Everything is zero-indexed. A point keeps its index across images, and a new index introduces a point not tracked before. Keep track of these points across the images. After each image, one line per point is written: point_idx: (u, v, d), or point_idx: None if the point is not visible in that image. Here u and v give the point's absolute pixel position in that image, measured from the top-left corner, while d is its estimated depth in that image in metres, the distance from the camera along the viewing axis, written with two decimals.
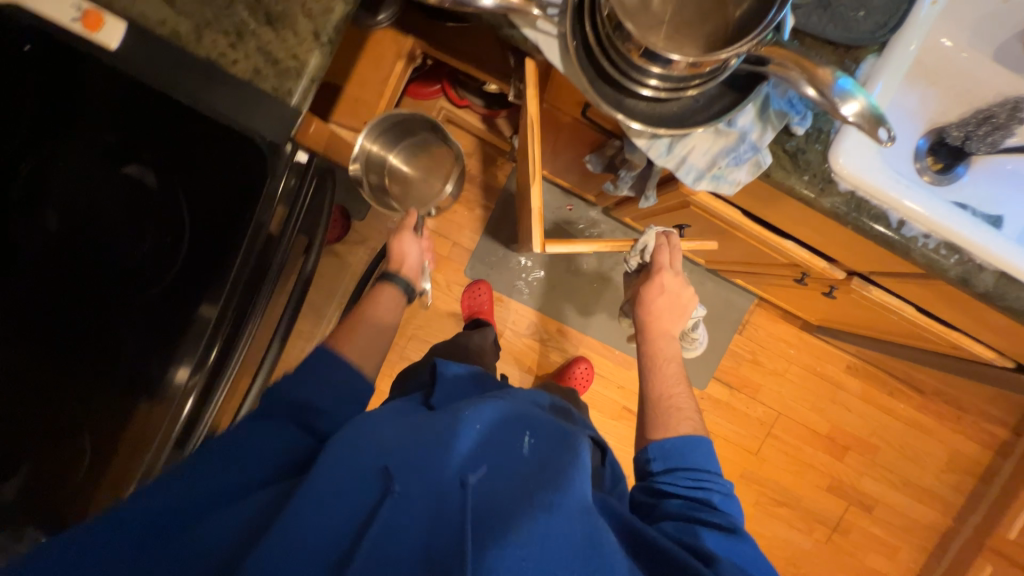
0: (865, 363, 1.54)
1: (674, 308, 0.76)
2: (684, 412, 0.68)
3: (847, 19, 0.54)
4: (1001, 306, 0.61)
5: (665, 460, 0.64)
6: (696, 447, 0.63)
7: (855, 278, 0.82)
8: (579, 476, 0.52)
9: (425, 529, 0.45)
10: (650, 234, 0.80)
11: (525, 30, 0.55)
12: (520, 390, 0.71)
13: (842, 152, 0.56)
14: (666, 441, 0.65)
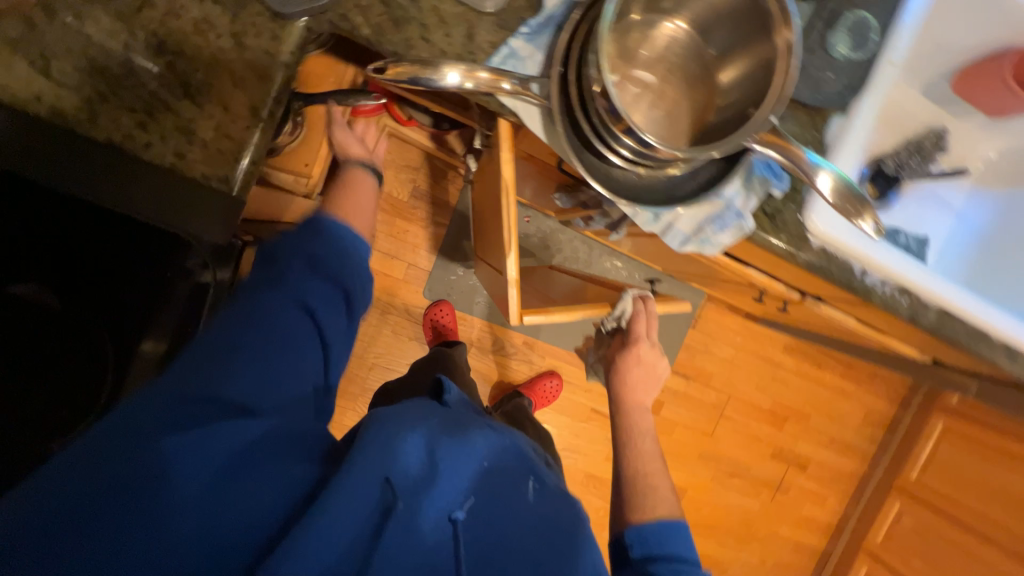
0: (798, 343, 1.70)
1: (651, 375, 0.89)
2: (662, 491, 0.70)
3: (818, 80, 0.55)
4: (942, 335, 0.67)
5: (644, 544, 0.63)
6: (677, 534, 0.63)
7: (809, 298, 0.88)
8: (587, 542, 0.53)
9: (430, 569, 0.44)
10: (629, 302, 0.96)
11: (503, 98, 0.50)
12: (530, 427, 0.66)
13: (816, 213, 0.57)
14: (644, 527, 0.64)
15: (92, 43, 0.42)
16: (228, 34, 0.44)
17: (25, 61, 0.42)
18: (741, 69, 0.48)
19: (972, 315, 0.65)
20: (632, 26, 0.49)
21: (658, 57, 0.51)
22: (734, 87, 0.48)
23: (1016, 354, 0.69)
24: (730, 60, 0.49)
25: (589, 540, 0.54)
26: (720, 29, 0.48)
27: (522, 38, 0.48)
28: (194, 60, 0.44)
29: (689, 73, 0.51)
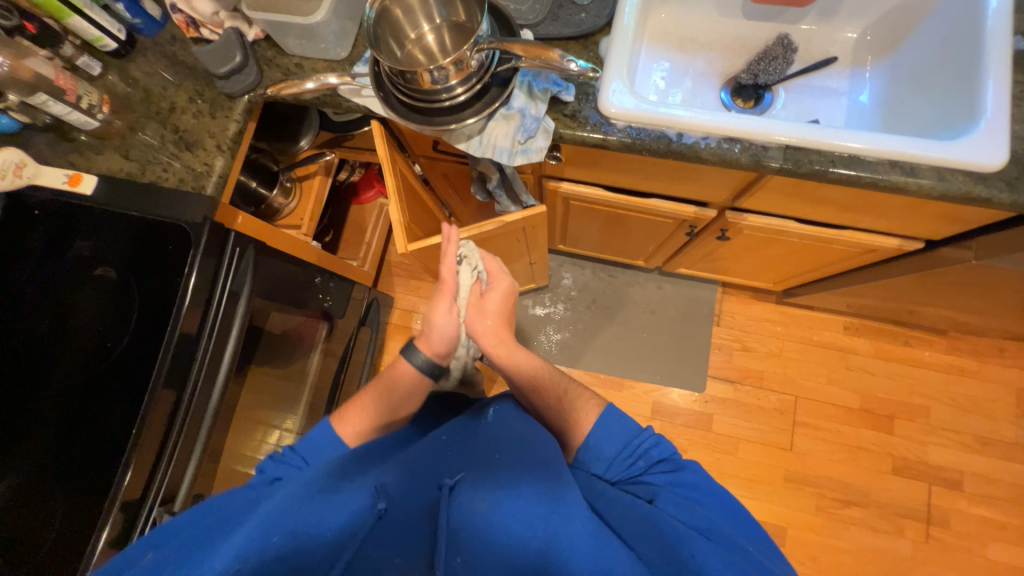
0: (863, 320, 1.46)
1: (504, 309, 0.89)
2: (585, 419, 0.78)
3: (574, 20, 0.74)
4: (811, 174, 0.67)
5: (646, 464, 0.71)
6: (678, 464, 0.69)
7: (727, 211, 0.89)
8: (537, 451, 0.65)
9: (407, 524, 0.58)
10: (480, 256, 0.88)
11: (354, 100, 0.77)
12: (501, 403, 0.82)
13: (608, 100, 0.69)
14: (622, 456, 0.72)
15: (144, 137, 0.80)
16: (207, 114, 0.80)
17: (117, 154, 0.80)
18: (467, 3, 0.70)
19: (827, 143, 0.65)
20: (408, 40, 0.73)
21: (427, 41, 0.73)
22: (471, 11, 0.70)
23: (915, 170, 0.64)
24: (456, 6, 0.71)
25: (543, 448, 0.67)
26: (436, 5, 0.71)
27: (363, 64, 0.77)
28: (189, 130, 0.80)
29: (450, 30, 0.73)
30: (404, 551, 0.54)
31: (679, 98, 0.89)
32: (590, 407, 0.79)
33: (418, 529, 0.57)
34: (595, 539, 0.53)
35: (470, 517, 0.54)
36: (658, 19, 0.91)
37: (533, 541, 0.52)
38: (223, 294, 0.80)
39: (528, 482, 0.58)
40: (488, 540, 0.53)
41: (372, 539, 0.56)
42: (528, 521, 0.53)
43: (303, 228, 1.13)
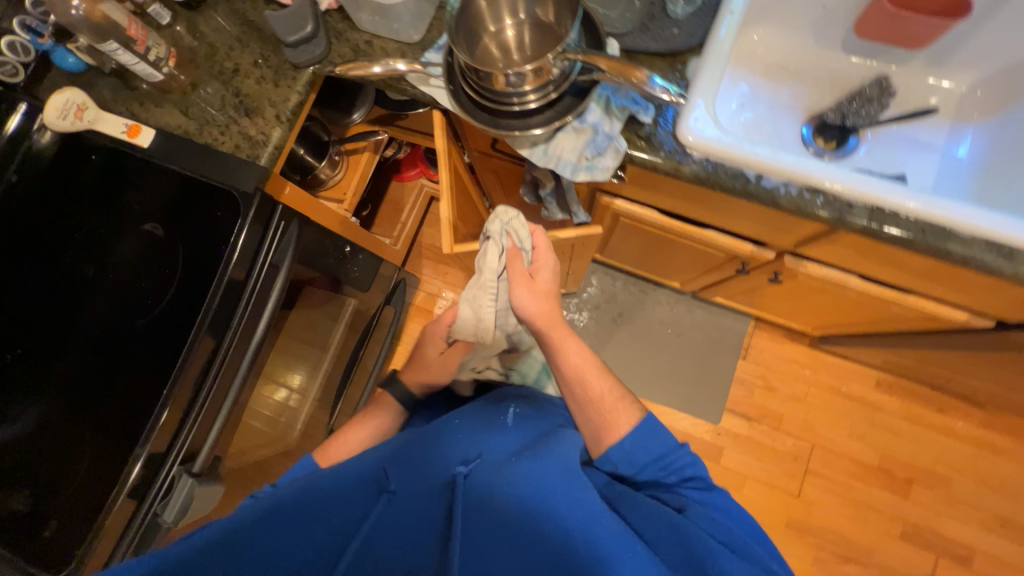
0: (897, 378, 1.40)
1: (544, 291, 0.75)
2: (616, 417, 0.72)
3: (665, 35, 0.69)
4: (894, 239, 0.62)
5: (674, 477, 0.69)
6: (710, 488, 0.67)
7: (786, 255, 0.85)
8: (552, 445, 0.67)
9: (424, 511, 0.60)
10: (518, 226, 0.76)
11: (420, 88, 0.73)
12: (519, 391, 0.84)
13: (687, 127, 0.65)
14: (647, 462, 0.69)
15: (205, 97, 0.79)
16: (269, 81, 0.78)
17: (176, 111, 0.79)
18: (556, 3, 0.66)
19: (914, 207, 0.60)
20: (487, 32, 0.69)
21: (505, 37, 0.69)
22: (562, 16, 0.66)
23: (1011, 253, 0.59)
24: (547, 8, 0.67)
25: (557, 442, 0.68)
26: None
27: (434, 51, 0.74)
28: (250, 95, 0.78)
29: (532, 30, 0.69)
30: (417, 536, 0.57)
31: (757, 128, 0.84)
32: (636, 411, 0.73)
33: (431, 511, 0.60)
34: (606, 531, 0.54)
35: (480, 511, 0.58)
36: (748, 40, 0.85)
37: (547, 536, 0.54)
38: (263, 266, 0.79)
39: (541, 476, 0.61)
40: (500, 519, 0.57)
41: (388, 518, 0.60)
42: (538, 515, 0.56)
43: (344, 202, 1.12)
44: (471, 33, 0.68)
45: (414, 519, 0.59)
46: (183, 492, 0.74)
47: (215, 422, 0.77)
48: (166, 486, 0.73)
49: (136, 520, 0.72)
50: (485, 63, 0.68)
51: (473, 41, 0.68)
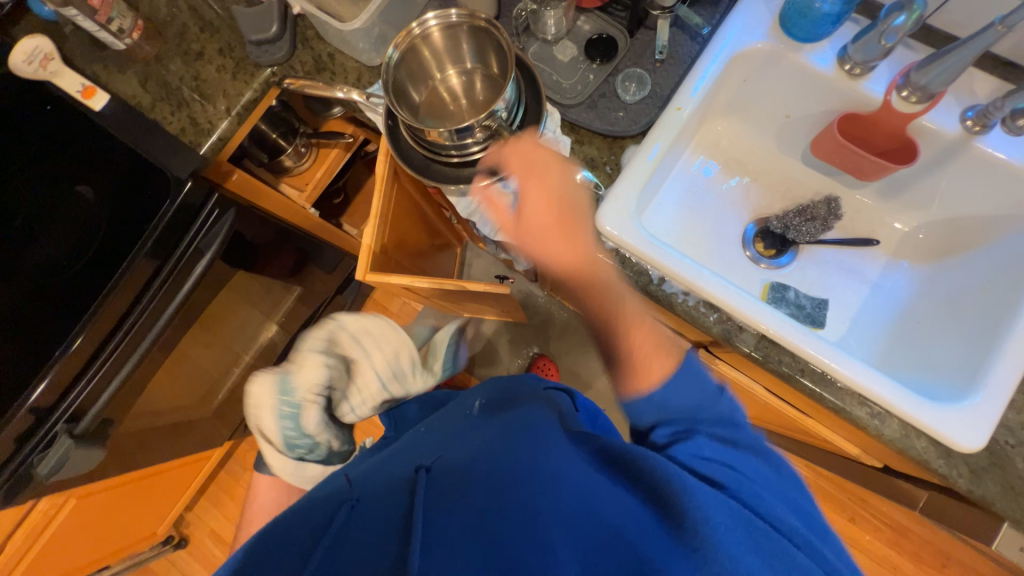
0: (818, 479, 1.39)
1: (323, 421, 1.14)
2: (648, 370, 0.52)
3: (609, 117, 0.69)
4: (777, 370, 0.63)
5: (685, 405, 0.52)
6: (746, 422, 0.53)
7: (700, 350, 0.84)
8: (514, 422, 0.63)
9: (393, 509, 0.53)
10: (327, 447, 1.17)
11: (367, 113, 0.74)
12: (509, 386, 0.77)
13: (605, 216, 0.64)
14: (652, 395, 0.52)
15: (167, 73, 0.80)
16: (229, 72, 0.79)
17: (136, 81, 0.81)
18: (499, 60, 0.66)
19: (844, 371, 0.59)
20: (433, 79, 0.70)
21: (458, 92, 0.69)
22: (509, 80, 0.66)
23: (881, 412, 0.60)
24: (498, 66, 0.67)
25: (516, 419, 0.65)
26: (469, 53, 0.68)
27: None
28: (208, 82, 0.79)
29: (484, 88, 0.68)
30: (377, 529, 0.50)
31: (701, 219, 0.82)
32: (665, 359, 0.52)
33: (395, 506, 0.53)
34: (573, 491, 0.47)
35: (440, 493, 0.52)
36: (714, 129, 0.84)
37: (512, 505, 0.46)
38: (187, 250, 0.80)
39: (502, 454, 0.54)
40: (466, 489, 0.51)
41: (357, 521, 0.53)
42: (500, 485, 0.50)
43: (304, 193, 1.13)
44: (415, 79, 0.69)
45: (381, 519, 0.52)
46: (59, 451, 0.76)
47: (110, 385, 0.78)
48: (48, 439, 0.75)
49: (9, 468, 0.74)
50: (426, 113, 0.70)
51: (416, 87, 0.69)
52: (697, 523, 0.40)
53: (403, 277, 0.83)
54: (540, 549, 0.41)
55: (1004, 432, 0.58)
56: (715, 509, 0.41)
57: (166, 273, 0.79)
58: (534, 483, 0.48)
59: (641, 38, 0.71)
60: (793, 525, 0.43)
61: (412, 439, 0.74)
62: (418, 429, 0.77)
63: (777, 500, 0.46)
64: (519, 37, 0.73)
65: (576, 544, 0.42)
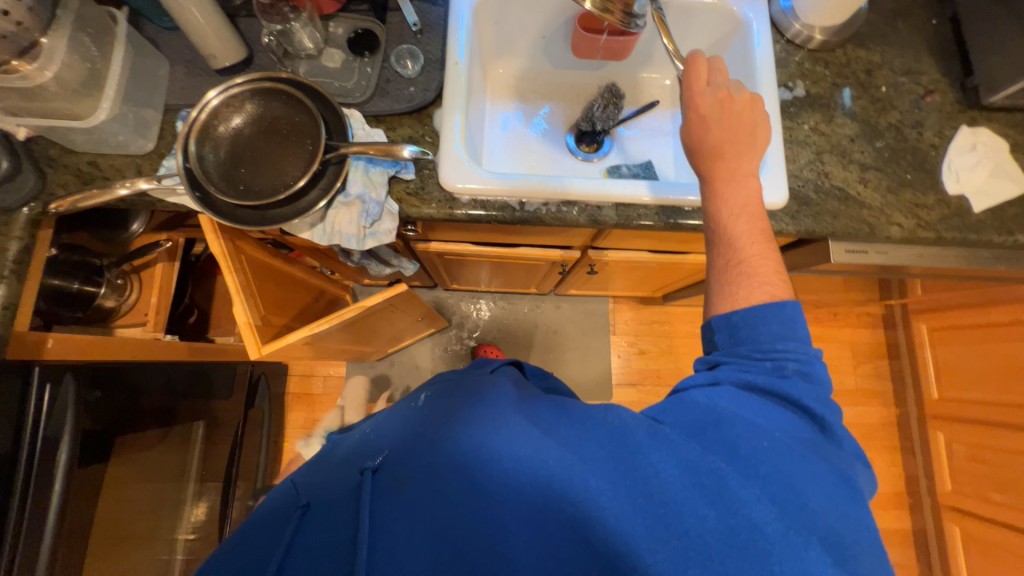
0: None
1: None
2: (761, 278, 0.58)
3: (403, 95, 0.73)
4: (642, 224, 0.75)
5: (758, 329, 0.56)
6: (786, 310, 0.56)
7: (589, 250, 0.95)
8: (486, 399, 0.56)
9: (341, 521, 0.48)
10: None
11: (170, 199, 0.69)
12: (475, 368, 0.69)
13: (450, 177, 0.70)
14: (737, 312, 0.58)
15: None
16: None
17: None
18: None
19: (678, 199, 0.73)
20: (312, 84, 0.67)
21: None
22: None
23: None
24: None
25: (493, 394, 0.57)
26: None
27: (172, 158, 0.69)
28: None
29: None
30: (327, 553, 0.45)
31: (529, 148, 0.91)
32: (761, 288, 0.58)
33: (338, 515, 0.48)
34: (525, 464, 0.47)
35: (389, 503, 0.48)
36: (497, 75, 0.93)
37: (469, 500, 0.46)
38: (35, 444, 0.68)
39: (457, 445, 0.50)
40: (415, 507, 0.47)
41: (299, 538, 0.48)
42: (452, 489, 0.47)
43: (148, 324, 1.00)
44: None
45: (329, 535, 0.47)
46: None
47: None
48: None
49: None
50: None
51: None
52: (647, 474, 0.46)
53: (299, 336, 0.79)
54: (484, 532, 0.44)
55: (795, 180, 0.76)
56: (671, 480, 0.45)
57: (25, 480, 0.66)
58: (499, 497, 0.46)
59: (393, 19, 0.77)
60: (779, 459, 0.46)
61: (373, 426, 0.63)
62: (370, 424, 0.67)
63: (767, 423, 0.50)
64: (282, 63, 0.74)
65: (537, 531, 0.44)
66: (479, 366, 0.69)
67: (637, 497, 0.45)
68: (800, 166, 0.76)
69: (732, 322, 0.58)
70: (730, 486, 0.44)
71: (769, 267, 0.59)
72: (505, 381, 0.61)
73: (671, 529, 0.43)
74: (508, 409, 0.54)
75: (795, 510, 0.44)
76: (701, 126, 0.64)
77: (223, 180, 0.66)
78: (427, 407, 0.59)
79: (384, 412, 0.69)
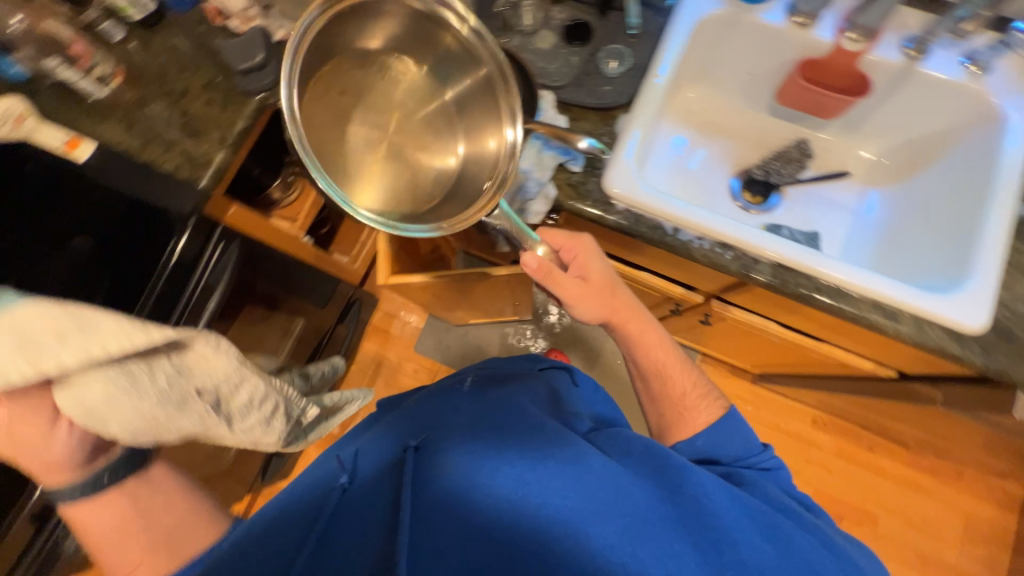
0: (833, 417, 1.44)
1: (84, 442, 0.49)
2: (687, 402, 0.67)
3: (598, 91, 0.74)
4: (795, 295, 0.69)
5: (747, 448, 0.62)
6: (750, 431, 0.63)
7: (713, 299, 0.90)
8: (516, 400, 0.59)
9: (381, 500, 0.49)
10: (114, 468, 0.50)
11: None
12: (501, 364, 0.76)
13: (614, 180, 0.70)
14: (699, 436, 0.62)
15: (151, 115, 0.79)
16: (218, 104, 0.80)
17: (120, 127, 0.79)
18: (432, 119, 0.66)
19: (848, 282, 0.66)
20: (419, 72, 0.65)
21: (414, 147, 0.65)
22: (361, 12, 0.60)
23: (895, 313, 0.66)
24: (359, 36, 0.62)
25: (523, 397, 0.60)
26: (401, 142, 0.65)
27: None
28: (197, 116, 0.80)
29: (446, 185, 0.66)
30: (372, 527, 0.46)
31: (689, 179, 0.86)
32: (711, 404, 0.66)
33: (381, 493, 0.50)
34: (569, 466, 0.48)
35: (432, 477, 0.48)
36: (684, 98, 0.90)
37: (512, 491, 0.46)
38: (197, 286, 0.81)
39: (497, 433, 0.52)
40: (455, 485, 0.47)
41: (339, 515, 0.50)
42: (498, 491, 0.46)
43: (295, 222, 1.13)
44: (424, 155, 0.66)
45: (370, 513, 0.48)
46: None
47: None
48: None
49: (35, 550, 0.68)
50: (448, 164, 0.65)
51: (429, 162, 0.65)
52: (694, 493, 0.48)
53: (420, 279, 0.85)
54: (529, 541, 0.43)
55: (1002, 309, 0.65)
56: (716, 500, 0.48)
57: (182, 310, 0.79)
58: (549, 495, 0.45)
59: (614, 17, 0.79)
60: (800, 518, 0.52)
61: (396, 414, 0.67)
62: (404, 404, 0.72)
63: (777, 499, 0.55)
64: (500, 32, 0.78)
65: (587, 539, 0.43)
66: (506, 368, 0.74)
67: (693, 535, 0.46)
68: (1015, 295, 0.65)
69: (698, 447, 0.62)
70: (774, 528, 0.48)
71: (698, 387, 0.69)
72: (532, 384, 0.66)
73: (724, 556, 0.44)
74: (535, 412, 0.56)
75: (833, 554, 0.48)
76: (591, 299, 0.70)
77: None
78: (461, 396, 0.63)
79: (420, 392, 0.74)
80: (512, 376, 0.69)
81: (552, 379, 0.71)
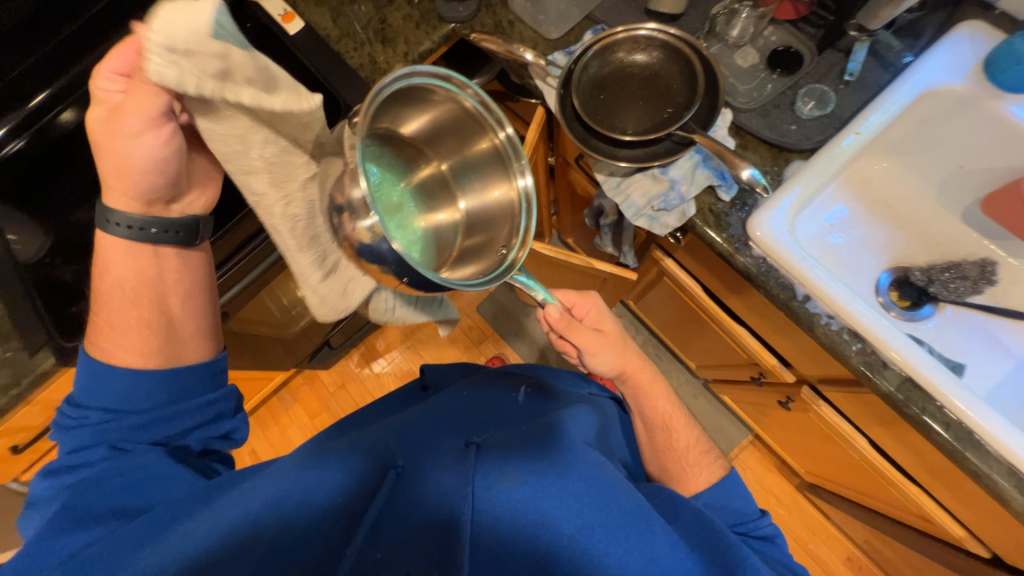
0: (873, 565, 1.27)
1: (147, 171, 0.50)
2: (687, 461, 0.65)
3: (782, 128, 0.69)
4: (913, 419, 0.61)
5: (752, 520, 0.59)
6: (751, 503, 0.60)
7: (806, 386, 0.82)
8: (573, 423, 0.58)
9: (439, 490, 0.49)
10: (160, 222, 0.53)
11: (537, 79, 0.76)
12: (554, 380, 0.76)
13: (761, 224, 0.65)
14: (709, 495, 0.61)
15: (355, 12, 0.86)
16: (413, 21, 0.85)
17: (328, 15, 0.86)
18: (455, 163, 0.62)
19: (998, 440, 0.56)
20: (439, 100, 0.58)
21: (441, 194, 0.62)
22: (411, 95, 0.56)
23: None
24: (397, 117, 0.58)
25: (580, 425, 0.59)
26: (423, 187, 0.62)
27: (563, 54, 0.77)
28: (393, 27, 0.85)
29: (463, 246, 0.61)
30: (431, 527, 0.46)
31: (836, 255, 0.77)
32: (716, 465, 0.65)
33: (441, 484, 0.50)
34: (629, 516, 0.47)
35: (493, 484, 0.48)
36: (871, 167, 0.78)
37: (572, 526, 0.45)
38: None
39: (561, 453, 0.51)
40: (519, 511, 0.46)
41: (395, 495, 0.51)
42: (561, 528, 0.45)
43: None
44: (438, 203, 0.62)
45: (428, 504, 0.48)
46: None
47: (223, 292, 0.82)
48: None
49: None
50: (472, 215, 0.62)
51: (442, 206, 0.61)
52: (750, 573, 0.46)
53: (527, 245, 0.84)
54: None
55: None
56: None
57: None
58: (609, 552, 0.44)
59: (830, 57, 0.73)
60: None
61: (446, 395, 0.69)
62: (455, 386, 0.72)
63: None
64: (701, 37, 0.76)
65: None
66: (556, 387, 0.73)
67: None
68: None
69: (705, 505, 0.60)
70: None
71: (700, 450, 0.67)
72: (585, 407, 0.65)
73: None
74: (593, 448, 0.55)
75: None
76: (608, 348, 0.68)
77: (584, 93, 0.71)
78: (524, 410, 0.64)
79: (470, 377, 0.75)
80: (569, 399, 0.69)
81: (603, 412, 0.70)
